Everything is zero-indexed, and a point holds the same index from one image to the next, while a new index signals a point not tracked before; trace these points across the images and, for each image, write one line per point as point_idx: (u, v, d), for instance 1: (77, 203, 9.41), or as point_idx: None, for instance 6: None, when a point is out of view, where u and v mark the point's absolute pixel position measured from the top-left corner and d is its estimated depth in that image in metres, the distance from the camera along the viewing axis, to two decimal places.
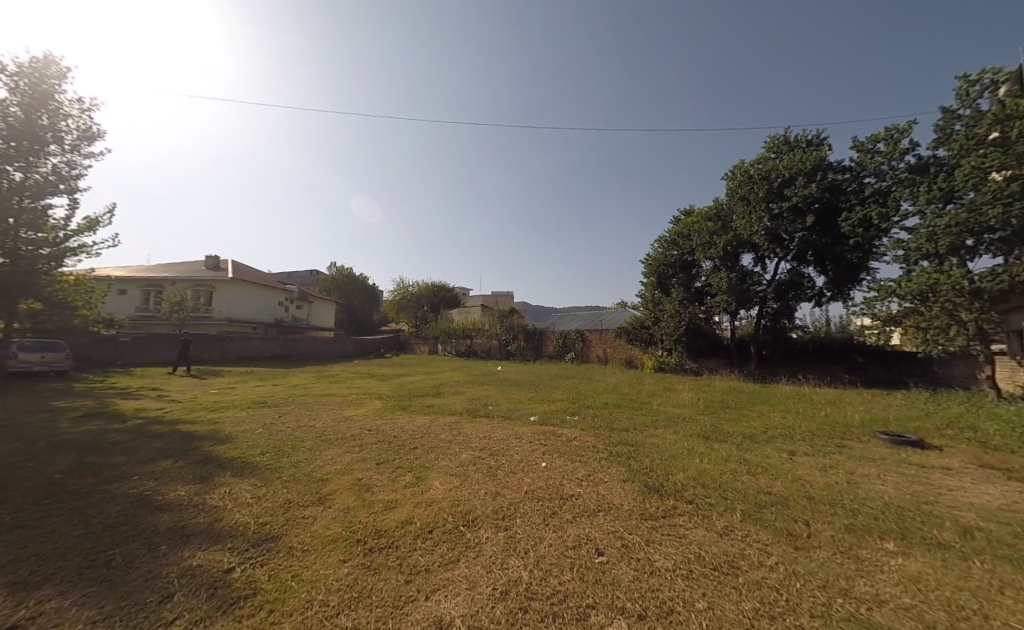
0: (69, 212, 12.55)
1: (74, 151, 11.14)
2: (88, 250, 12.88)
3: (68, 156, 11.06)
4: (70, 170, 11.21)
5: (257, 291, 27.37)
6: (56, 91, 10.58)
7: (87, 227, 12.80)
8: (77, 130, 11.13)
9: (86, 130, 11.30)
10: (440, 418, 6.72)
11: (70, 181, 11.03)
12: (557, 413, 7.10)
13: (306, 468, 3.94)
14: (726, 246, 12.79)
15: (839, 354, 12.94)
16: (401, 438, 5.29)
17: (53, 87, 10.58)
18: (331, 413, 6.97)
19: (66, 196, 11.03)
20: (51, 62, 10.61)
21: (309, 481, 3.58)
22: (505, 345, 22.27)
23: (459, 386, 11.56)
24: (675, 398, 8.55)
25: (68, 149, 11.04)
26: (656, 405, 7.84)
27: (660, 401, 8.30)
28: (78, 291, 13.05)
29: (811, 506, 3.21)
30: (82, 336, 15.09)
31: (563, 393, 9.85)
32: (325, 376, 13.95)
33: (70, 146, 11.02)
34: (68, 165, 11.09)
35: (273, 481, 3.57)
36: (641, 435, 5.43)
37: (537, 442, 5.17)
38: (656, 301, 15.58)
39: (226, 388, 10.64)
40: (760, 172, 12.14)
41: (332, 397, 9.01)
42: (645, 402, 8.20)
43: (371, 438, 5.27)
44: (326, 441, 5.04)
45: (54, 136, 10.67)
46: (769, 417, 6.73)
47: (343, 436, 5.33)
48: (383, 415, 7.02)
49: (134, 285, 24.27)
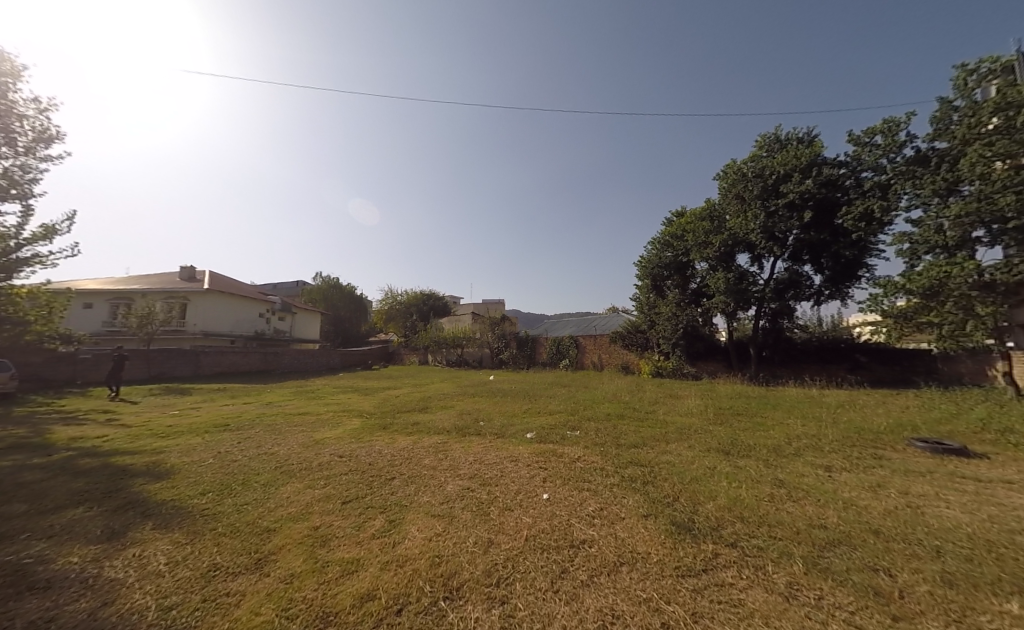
0: (22, 220, 11.59)
1: (27, 154, 10.20)
2: (42, 262, 11.89)
3: (21, 159, 10.11)
4: (24, 175, 10.21)
5: (234, 302, 26.30)
6: (10, 90, 9.70)
7: (43, 236, 11.85)
8: (32, 132, 10.23)
9: (44, 133, 10.41)
10: (425, 438, 5.97)
11: (21, 187, 10.03)
12: (557, 428, 6.39)
13: (251, 514, 3.17)
14: (722, 246, 12.31)
15: (841, 354, 12.43)
16: (376, 467, 4.54)
17: (6, 84, 9.70)
18: (300, 436, 6.17)
19: (16, 203, 10.01)
20: (5, 59, 9.74)
21: (250, 535, 2.81)
22: (497, 353, 21.60)
23: (448, 398, 10.79)
24: (680, 406, 7.92)
25: (20, 152, 10.08)
26: (662, 414, 7.18)
27: (668, 409, 7.64)
28: (31, 305, 12.06)
29: (886, 548, 2.55)
30: (34, 354, 14.20)
31: (561, 403, 9.15)
32: (303, 392, 13.07)
33: (23, 148, 10.09)
34: (22, 169, 10.13)
35: (203, 535, 2.80)
36: (654, 453, 4.76)
37: (534, 466, 4.45)
38: (651, 304, 15.08)
39: (190, 409, 9.73)
40: (752, 169, 11.77)
41: (307, 417, 8.18)
42: (650, 411, 7.54)
43: (341, 468, 4.51)
44: (286, 474, 4.26)
45: (6, 138, 9.76)
46: (789, 425, 6.12)
47: (308, 466, 4.55)
48: (361, 435, 6.25)
49: (101, 298, 23.08)
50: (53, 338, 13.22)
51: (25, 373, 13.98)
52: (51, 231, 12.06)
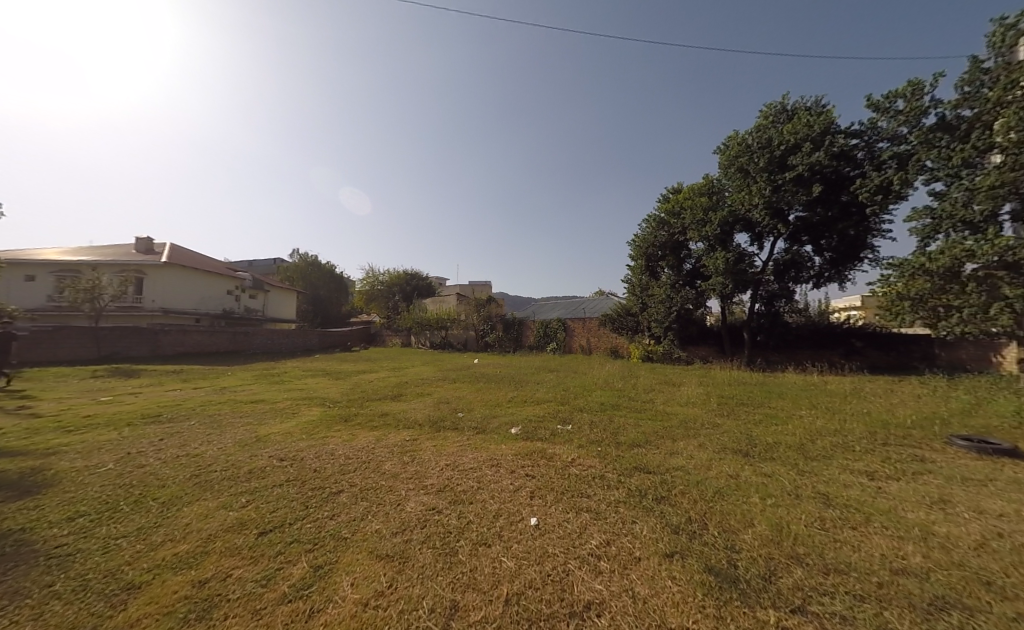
0: None
1: None
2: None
3: None
4: None
5: (197, 278, 24.71)
6: None
7: None
8: None
9: None
10: (391, 435, 5.09)
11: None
12: (545, 421, 5.58)
13: (114, 570, 2.28)
14: (722, 223, 11.52)
15: (836, 339, 11.93)
16: (321, 476, 3.63)
17: None
18: (240, 432, 5.20)
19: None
20: None
21: (83, 623, 1.86)
22: (482, 336, 20.79)
23: (426, 384, 9.91)
24: (679, 395, 7.24)
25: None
26: (661, 405, 6.44)
27: (667, 400, 6.89)
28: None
29: (1019, 622, 1.77)
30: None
31: (549, 391, 8.35)
32: (269, 376, 12.03)
33: None
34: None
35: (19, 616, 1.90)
36: (662, 454, 3.97)
37: (519, 472, 3.62)
38: (644, 286, 14.40)
39: (130, 396, 8.65)
40: (758, 139, 10.87)
41: (262, 406, 7.20)
42: (647, 401, 6.83)
43: (276, 478, 3.59)
44: (201, 493, 3.31)
45: None
46: (804, 416, 5.43)
47: (233, 478, 3.61)
48: (316, 430, 5.33)
49: (45, 270, 21.18)
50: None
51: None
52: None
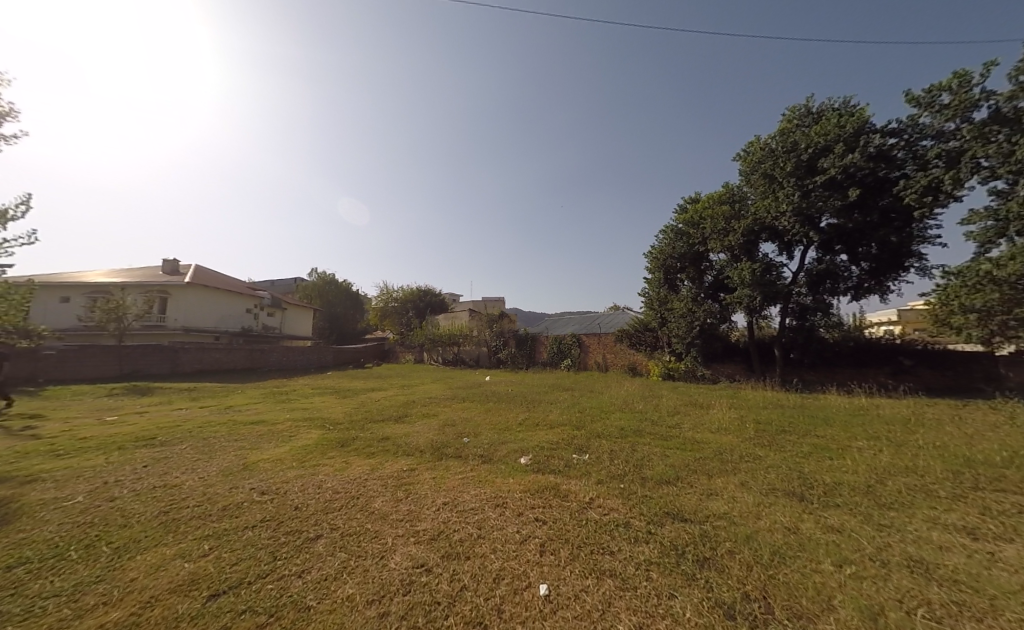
0: None
1: None
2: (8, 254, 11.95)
3: None
4: None
5: (218, 297, 25.16)
6: None
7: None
8: None
9: None
10: (388, 463, 4.60)
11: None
12: (559, 450, 5.01)
13: None
14: (746, 232, 10.89)
15: (881, 357, 10.98)
16: (301, 517, 3.15)
17: None
18: (229, 459, 4.78)
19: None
20: None
21: None
22: (495, 352, 20.32)
23: (434, 404, 9.42)
24: (708, 419, 6.58)
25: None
26: (690, 432, 5.77)
27: (695, 425, 6.21)
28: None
29: None
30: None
31: (563, 413, 7.74)
32: (276, 394, 11.76)
33: None
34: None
35: None
36: (697, 496, 3.36)
37: (530, 517, 3.08)
38: (663, 300, 13.80)
39: (133, 415, 8.43)
40: (784, 143, 10.30)
41: (260, 428, 6.80)
42: (673, 426, 6.18)
43: (250, 517, 3.13)
44: (162, 534, 2.86)
45: None
46: (859, 448, 4.71)
47: (203, 516, 3.16)
48: (309, 457, 4.88)
49: (77, 292, 21.84)
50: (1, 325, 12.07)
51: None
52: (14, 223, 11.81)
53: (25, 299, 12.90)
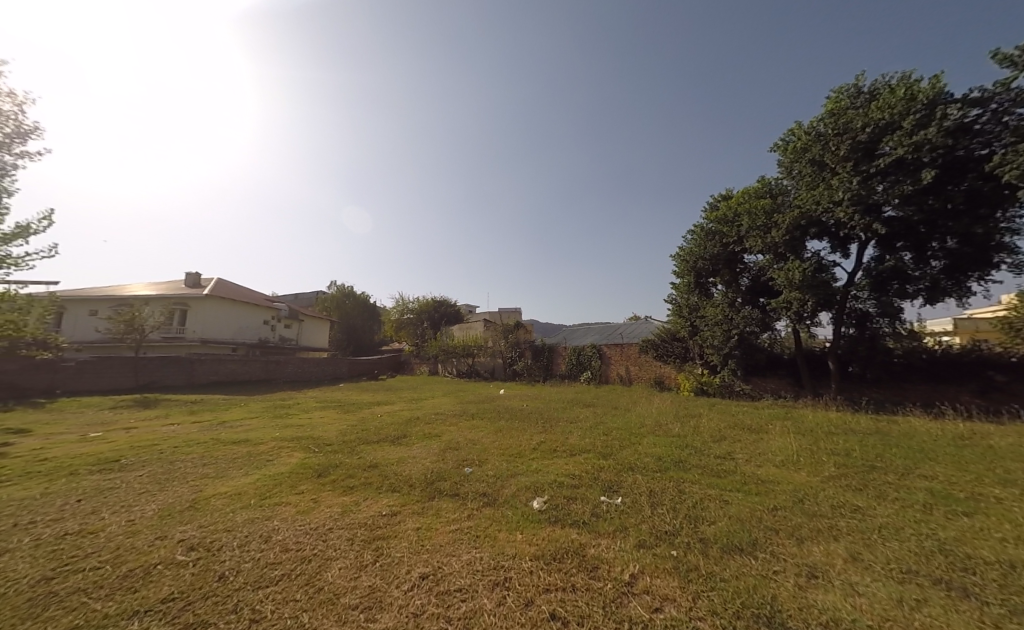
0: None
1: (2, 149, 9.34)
2: (23, 264, 11.92)
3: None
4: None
5: (237, 309, 25.19)
6: None
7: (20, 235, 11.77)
8: (10, 126, 9.40)
9: (22, 128, 9.62)
10: (365, 503, 3.65)
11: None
12: (582, 489, 3.96)
13: None
14: (792, 227, 9.69)
15: (961, 371, 9.38)
16: (212, 605, 2.20)
17: None
18: (180, 493, 3.90)
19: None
20: None
21: None
22: (511, 364, 19.36)
23: (439, 421, 8.47)
24: (765, 449, 5.40)
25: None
26: (747, 467, 4.61)
27: (752, 458, 5.02)
28: (8, 309, 11.89)
29: None
30: (10, 361, 13.96)
31: (586, 437, 6.64)
32: (277, 408, 11.06)
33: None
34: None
35: None
36: (792, 590, 2.22)
37: (540, 613, 2.05)
38: (695, 306, 12.68)
39: (119, 431, 7.80)
40: (835, 124, 9.12)
41: (239, 448, 5.98)
42: (725, 458, 5.03)
43: (142, 604, 2.18)
44: None
45: None
46: (999, 499, 3.48)
47: (82, 599, 2.22)
48: (274, 490, 3.97)
49: (105, 305, 22.10)
50: (11, 332, 11.88)
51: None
52: (28, 231, 11.78)
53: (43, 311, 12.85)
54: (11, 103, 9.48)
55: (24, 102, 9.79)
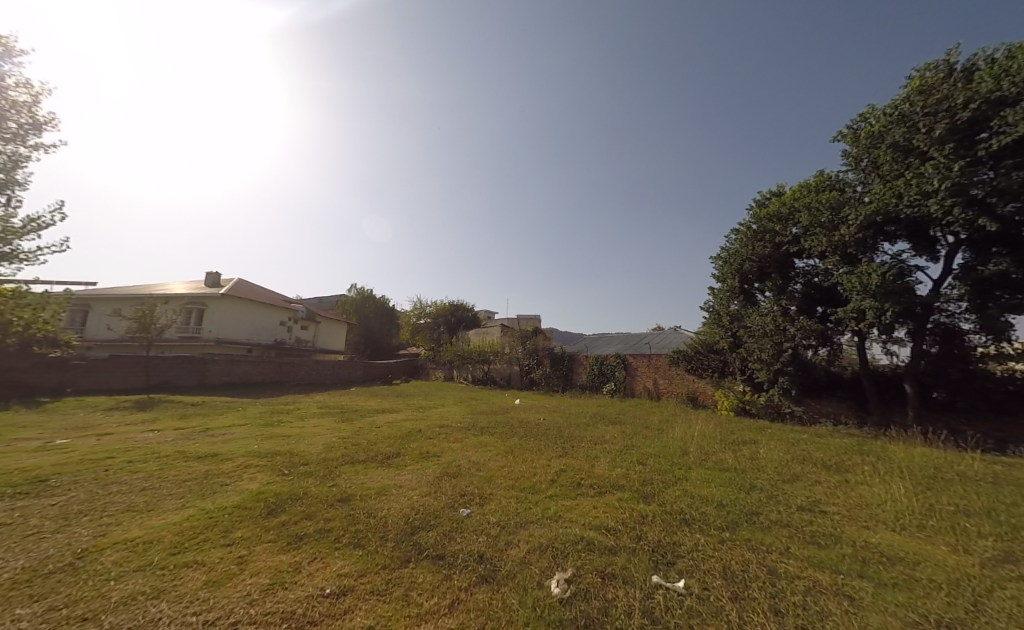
0: (4, 211, 9.95)
1: (16, 141, 8.78)
2: (34, 258, 11.43)
3: (10, 149, 8.70)
4: (12, 165, 8.74)
5: (253, 310, 24.96)
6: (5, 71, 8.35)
7: (29, 228, 11.46)
8: (27, 118, 8.88)
9: (38, 121, 9.10)
10: (307, 569, 2.54)
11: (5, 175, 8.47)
12: (623, 565, 2.74)
13: None
14: (866, 224, 8.24)
15: None
16: None
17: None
18: (68, 543, 2.83)
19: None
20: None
21: None
22: (528, 372, 18.18)
23: (443, 436, 7.35)
24: (858, 506, 4.12)
25: (7, 141, 8.66)
26: (862, 548, 3.21)
27: (854, 526, 3.62)
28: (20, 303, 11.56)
29: None
30: (22, 358, 13.63)
31: (617, 467, 5.38)
32: (273, 414, 10.19)
33: (12, 134, 8.69)
34: (11, 158, 8.72)
35: None
36: None
37: None
38: (739, 314, 11.31)
39: (90, 438, 7.00)
40: (924, 104, 7.64)
41: (199, 465, 4.98)
42: (811, 519, 3.77)
43: None
44: None
45: None
46: None
47: None
48: (198, 537, 2.92)
49: (122, 303, 21.92)
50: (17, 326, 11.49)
51: (8, 378, 13.47)
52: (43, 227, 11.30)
53: (53, 310, 12.51)
54: (27, 93, 8.89)
55: (40, 93, 9.21)
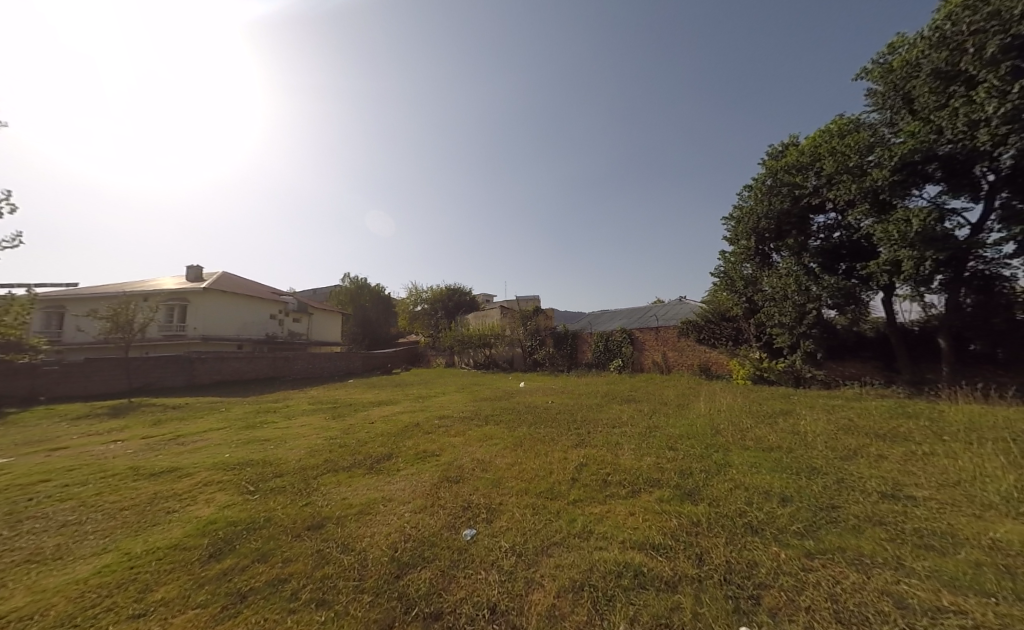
0: None
1: None
2: None
3: None
4: None
5: (240, 304, 23.97)
6: None
7: None
8: None
9: None
10: None
11: None
12: (693, 615, 1.94)
13: None
14: (901, 165, 7.29)
15: None
16: None
17: None
18: None
19: None
20: None
21: None
22: (530, 353, 17.38)
23: (442, 430, 6.57)
24: (950, 491, 3.37)
25: None
26: (1000, 558, 2.40)
27: (960, 521, 2.87)
28: None
29: None
30: None
31: (645, 456, 4.62)
32: (258, 414, 9.38)
33: None
34: None
35: None
36: None
37: None
38: (756, 277, 10.44)
39: (42, 454, 6.15)
40: (971, 19, 6.58)
41: (149, 485, 4.18)
42: (902, 512, 3.02)
43: None
44: None
45: None
46: None
47: None
48: (101, 606, 2.11)
49: (98, 303, 20.86)
50: None
51: None
52: None
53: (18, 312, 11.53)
54: None
55: None
